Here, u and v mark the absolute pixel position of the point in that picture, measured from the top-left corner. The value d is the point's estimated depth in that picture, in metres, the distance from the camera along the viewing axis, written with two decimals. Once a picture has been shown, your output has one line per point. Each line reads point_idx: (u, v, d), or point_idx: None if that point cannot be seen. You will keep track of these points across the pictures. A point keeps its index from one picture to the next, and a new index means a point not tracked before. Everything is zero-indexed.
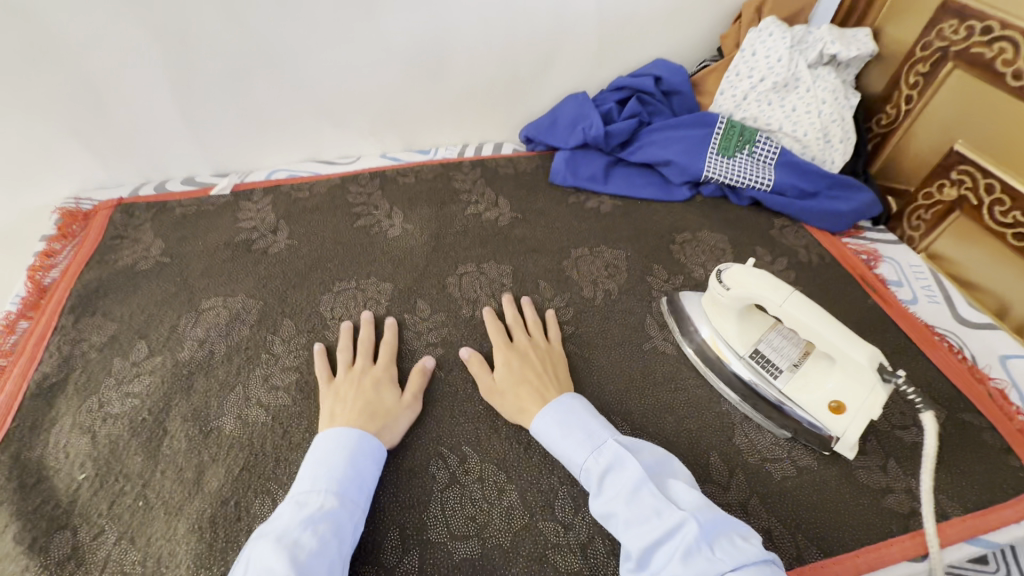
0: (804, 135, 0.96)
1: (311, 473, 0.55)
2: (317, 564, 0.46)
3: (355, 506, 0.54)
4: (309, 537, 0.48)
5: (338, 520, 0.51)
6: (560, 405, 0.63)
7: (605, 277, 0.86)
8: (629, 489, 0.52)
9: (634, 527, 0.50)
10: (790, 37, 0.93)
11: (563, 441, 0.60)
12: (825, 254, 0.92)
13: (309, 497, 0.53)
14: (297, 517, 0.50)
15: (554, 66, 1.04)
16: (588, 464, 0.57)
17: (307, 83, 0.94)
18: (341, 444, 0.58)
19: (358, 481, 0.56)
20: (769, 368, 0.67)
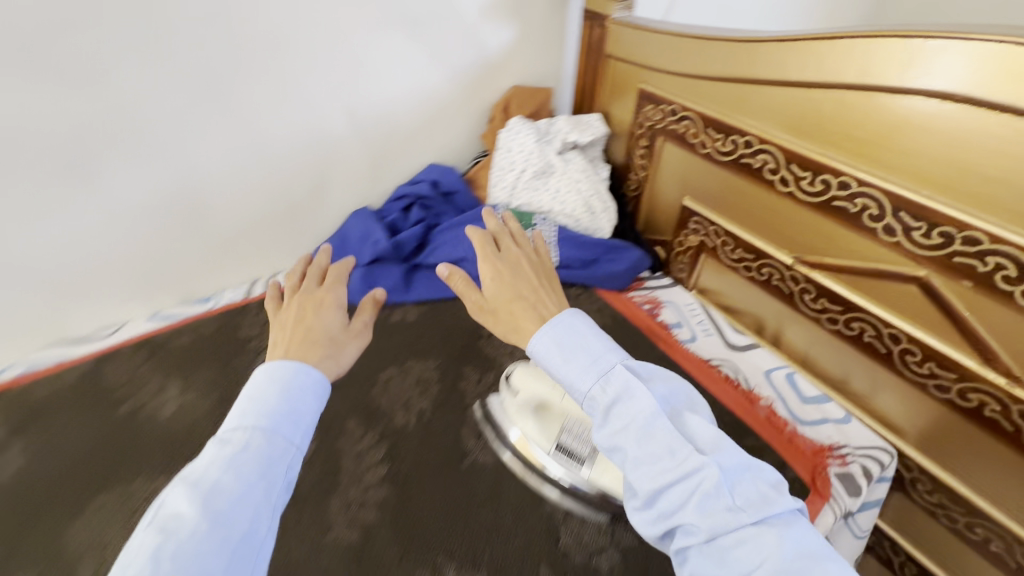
0: (573, 211, 1.06)
1: (239, 409, 0.49)
2: (237, 512, 0.42)
3: (289, 442, 0.49)
4: (227, 480, 0.44)
5: (266, 459, 0.47)
6: (558, 324, 0.61)
7: (417, 395, 0.84)
8: (641, 426, 0.52)
9: (642, 461, 0.51)
10: (535, 133, 1.05)
11: (566, 364, 0.59)
12: (616, 313, 1.00)
13: (232, 436, 0.48)
14: (215, 462, 0.45)
15: (328, 187, 1.03)
16: (593, 393, 0.57)
17: (28, 261, 0.82)
18: (278, 378, 0.53)
19: (293, 416, 0.51)
20: (573, 460, 0.70)
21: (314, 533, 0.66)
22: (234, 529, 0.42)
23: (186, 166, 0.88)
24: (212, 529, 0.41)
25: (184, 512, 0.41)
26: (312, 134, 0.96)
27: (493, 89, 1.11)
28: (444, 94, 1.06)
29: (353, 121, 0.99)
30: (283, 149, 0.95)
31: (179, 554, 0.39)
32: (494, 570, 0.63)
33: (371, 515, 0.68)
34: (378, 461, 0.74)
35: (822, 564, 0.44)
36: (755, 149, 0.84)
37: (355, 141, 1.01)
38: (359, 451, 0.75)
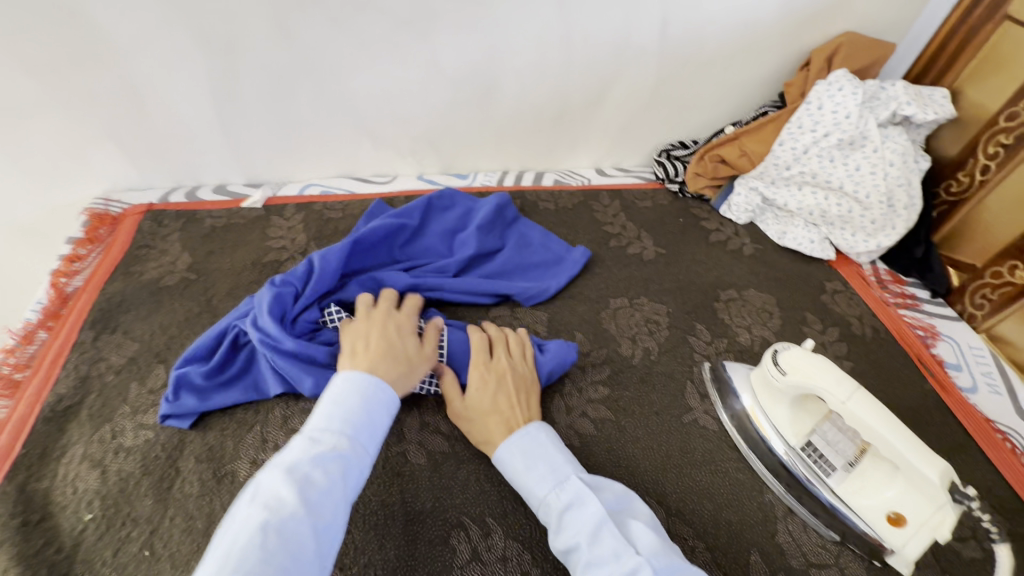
0: (866, 196, 0.90)
1: (325, 411, 0.49)
2: (325, 504, 0.42)
3: (368, 451, 0.49)
4: (319, 475, 0.44)
5: (349, 463, 0.46)
6: (526, 434, 0.58)
7: (645, 334, 0.81)
8: (588, 529, 0.49)
9: (591, 562, 0.47)
10: (862, 94, 0.87)
11: (526, 475, 0.55)
12: (879, 326, 0.87)
13: (322, 436, 0.47)
14: (305, 456, 0.45)
15: (608, 99, 0.99)
16: (550, 498, 0.53)
17: (351, 99, 0.91)
18: (357, 387, 0.52)
19: (370, 428, 0.50)
20: (821, 465, 0.63)
21: None
22: (321, 520, 0.42)
23: (495, 46, 0.88)
24: (305, 515, 0.41)
25: (285, 500, 0.41)
26: (615, 47, 0.91)
27: (819, 32, 0.95)
28: (764, 26, 0.92)
29: (659, 37, 0.91)
30: (583, 52, 0.91)
31: (282, 533, 0.39)
32: (701, 533, 0.62)
33: (588, 428, 0.69)
34: (597, 382, 0.75)
35: None
36: None
37: (654, 58, 0.94)
38: (583, 366, 0.76)
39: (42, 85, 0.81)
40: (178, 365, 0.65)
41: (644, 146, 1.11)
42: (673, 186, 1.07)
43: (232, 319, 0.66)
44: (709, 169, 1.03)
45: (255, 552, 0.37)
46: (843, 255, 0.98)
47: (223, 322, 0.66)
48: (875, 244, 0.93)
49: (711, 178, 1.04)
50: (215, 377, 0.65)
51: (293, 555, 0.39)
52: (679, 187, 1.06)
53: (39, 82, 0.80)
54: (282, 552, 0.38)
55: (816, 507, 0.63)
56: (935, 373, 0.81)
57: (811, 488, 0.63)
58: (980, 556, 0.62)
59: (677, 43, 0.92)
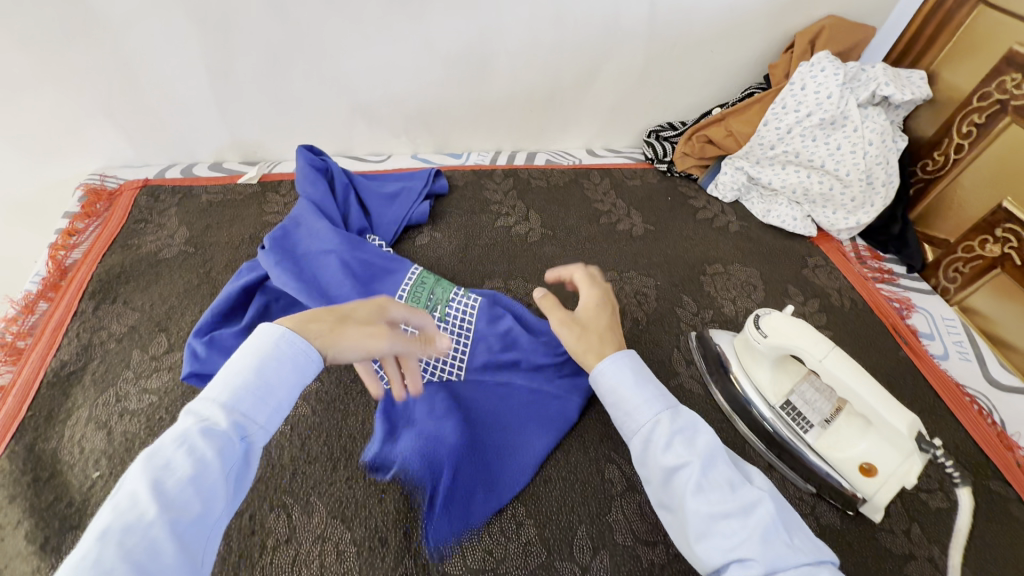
0: (846, 174, 0.93)
1: (213, 386, 0.41)
2: (191, 494, 0.35)
3: (260, 425, 0.41)
4: (185, 460, 0.36)
5: (232, 443, 0.38)
6: (634, 361, 0.55)
7: (634, 305, 0.84)
8: (703, 452, 0.47)
9: (706, 486, 0.46)
10: (843, 75, 0.90)
11: (633, 393, 0.53)
12: (858, 299, 0.90)
13: (204, 414, 0.39)
14: (173, 438, 0.37)
15: (598, 78, 1.01)
16: (660, 418, 0.50)
17: (345, 76, 0.93)
18: (258, 351, 0.43)
19: (268, 396, 0.42)
20: (799, 422, 0.66)
21: None
22: (187, 513, 0.34)
23: (486, 24, 0.89)
24: (161, 513, 0.33)
25: (137, 494, 0.33)
26: (605, 28, 0.93)
27: (803, 15, 0.97)
28: (750, 8, 0.94)
29: (649, 18, 0.93)
30: (574, 31, 0.93)
31: (131, 538, 0.31)
32: None
33: None
34: None
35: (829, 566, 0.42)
36: None
37: (644, 38, 0.96)
38: None
39: (35, 59, 0.81)
40: (193, 336, 0.68)
41: (633, 128, 1.13)
42: (662, 166, 1.09)
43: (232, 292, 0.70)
44: (697, 149, 1.06)
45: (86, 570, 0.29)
46: (824, 232, 1.02)
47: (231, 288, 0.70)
48: (854, 221, 0.96)
49: (698, 158, 1.07)
50: (243, 338, 0.68)
51: (149, 559, 0.31)
52: (668, 166, 1.09)
53: (31, 56, 0.81)
54: (129, 558, 0.30)
55: (793, 461, 0.66)
56: (909, 342, 0.84)
57: (789, 444, 0.66)
58: (946, 505, 0.66)
59: (666, 23, 0.94)
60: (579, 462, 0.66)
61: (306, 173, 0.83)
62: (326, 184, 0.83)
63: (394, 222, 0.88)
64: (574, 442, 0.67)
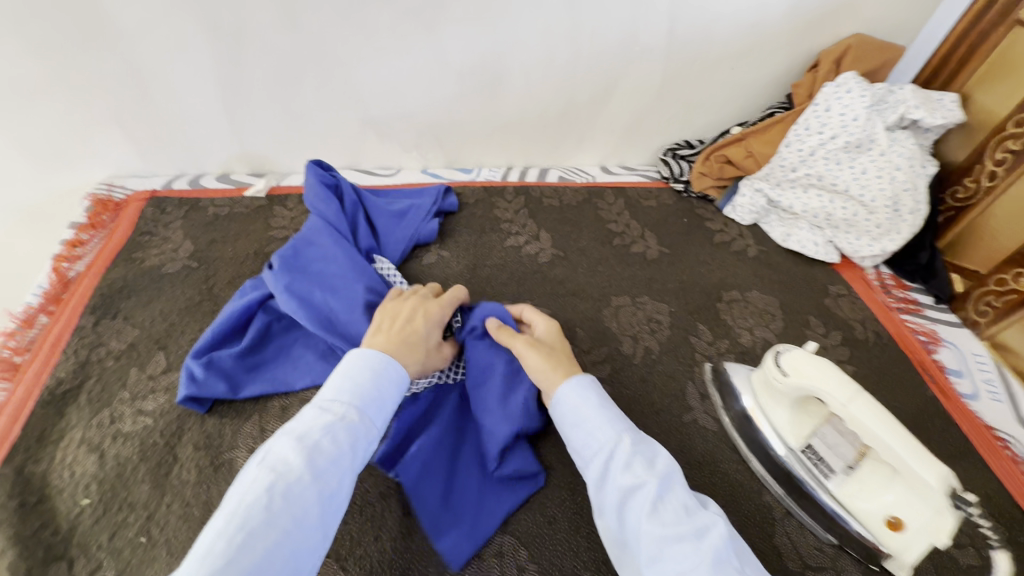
0: (871, 200, 0.89)
1: (336, 383, 0.50)
2: (329, 472, 0.43)
3: (375, 426, 0.49)
4: (328, 443, 0.45)
5: (356, 436, 0.47)
6: (596, 386, 0.57)
7: (647, 333, 0.81)
8: (661, 473, 0.48)
9: (659, 509, 0.46)
10: (869, 96, 0.86)
11: (599, 410, 0.54)
12: (881, 331, 0.86)
13: (331, 406, 0.48)
14: (315, 425, 0.46)
15: (614, 95, 0.99)
16: (623, 439, 0.51)
17: (356, 89, 0.91)
18: (368, 364, 0.52)
19: (380, 402, 0.51)
20: (820, 467, 0.63)
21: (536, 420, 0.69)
22: (327, 486, 0.43)
23: (501, 38, 0.87)
24: (310, 483, 0.42)
25: (291, 462, 0.42)
26: (623, 44, 0.91)
27: (829, 34, 0.94)
28: (774, 25, 0.91)
29: (668, 34, 0.90)
30: (590, 47, 0.91)
31: (290, 496, 0.41)
32: None
33: None
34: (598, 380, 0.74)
35: None
36: None
37: (662, 54, 0.93)
38: (584, 364, 0.76)
39: (46, 69, 0.81)
40: (190, 357, 0.66)
41: (649, 145, 1.10)
42: (678, 185, 1.06)
43: (237, 310, 0.68)
44: (715, 169, 1.02)
45: (261, 511, 0.39)
46: (847, 259, 0.98)
47: (233, 308, 0.68)
48: (879, 249, 0.92)
49: (716, 179, 1.04)
50: (243, 360, 0.67)
51: (300, 517, 0.40)
52: (684, 186, 1.06)
53: (42, 65, 0.80)
54: (289, 511, 0.40)
55: (813, 508, 0.63)
56: (936, 380, 0.80)
57: (809, 492, 0.63)
58: (977, 563, 0.61)
59: (685, 40, 0.92)
60: (585, 503, 0.62)
61: (317, 189, 0.80)
62: (338, 202, 0.80)
63: (402, 240, 0.85)
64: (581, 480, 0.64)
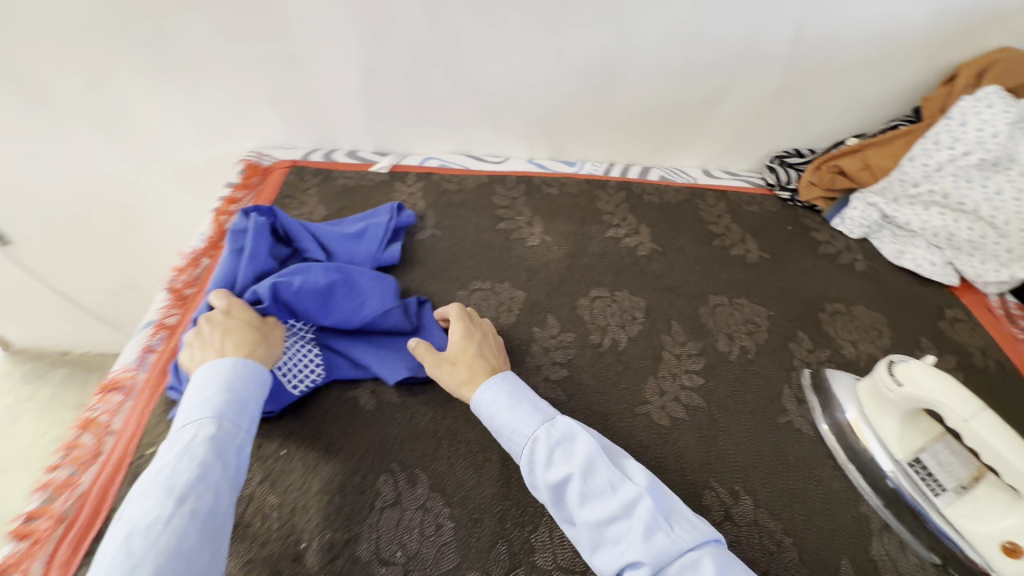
0: (1004, 223, 0.84)
1: (190, 408, 0.53)
2: (200, 490, 0.47)
3: (236, 428, 0.53)
4: (187, 465, 0.48)
5: (216, 445, 0.51)
6: (508, 380, 0.61)
7: (744, 334, 0.81)
8: (581, 461, 0.53)
9: (588, 497, 0.51)
10: (1015, 112, 0.81)
11: (510, 413, 0.58)
12: (1002, 361, 0.81)
13: (185, 432, 0.51)
14: (172, 458, 0.48)
15: (727, 98, 0.99)
16: (539, 436, 0.56)
17: (479, 80, 0.98)
18: (217, 375, 0.56)
19: (237, 405, 0.55)
20: (929, 484, 0.61)
21: (630, 401, 0.72)
22: (200, 505, 0.46)
23: (621, 38, 0.91)
24: (177, 510, 0.45)
25: (149, 505, 0.45)
26: (743, 48, 0.91)
27: (969, 46, 0.90)
28: (908, 35, 0.88)
29: (792, 40, 0.90)
30: (708, 50, 0.92)
31: (153, 532, 0.43)
32: (789, 530, 0.61)
33: (679, 413, 0.71)
34: (692, 372, 0.76)
35: (709, 553, 0.47)
36: None
37: (782, 60, 0.93)
38: (679, 356, 0.78)
39: (224, 50, 0.94)
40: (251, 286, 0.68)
41: (755, 152, 1.10)
42: (783, 194, 1.05)
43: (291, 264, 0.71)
44: (825, 178, 1.00)
45: (126, 556, 0.41)
46: (967, 283, 0.92)
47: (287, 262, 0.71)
48: (1007, 275, 0.86)
49: (825, 189, 1.01)
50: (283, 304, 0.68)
51: (176, 545, 0.43)
52: (790, 195, 1.04)
53: (222, 46, 0.93)
54: (158, 544, 0.43)
55: (917, 525, 0.61)
56: None
57: (913, 507, 0.61)
58: None
59: (809, 47, 0.91)
60: (676, 484, 0.64)
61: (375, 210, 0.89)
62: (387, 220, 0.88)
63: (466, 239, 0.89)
64: (673, 462, 0.66)
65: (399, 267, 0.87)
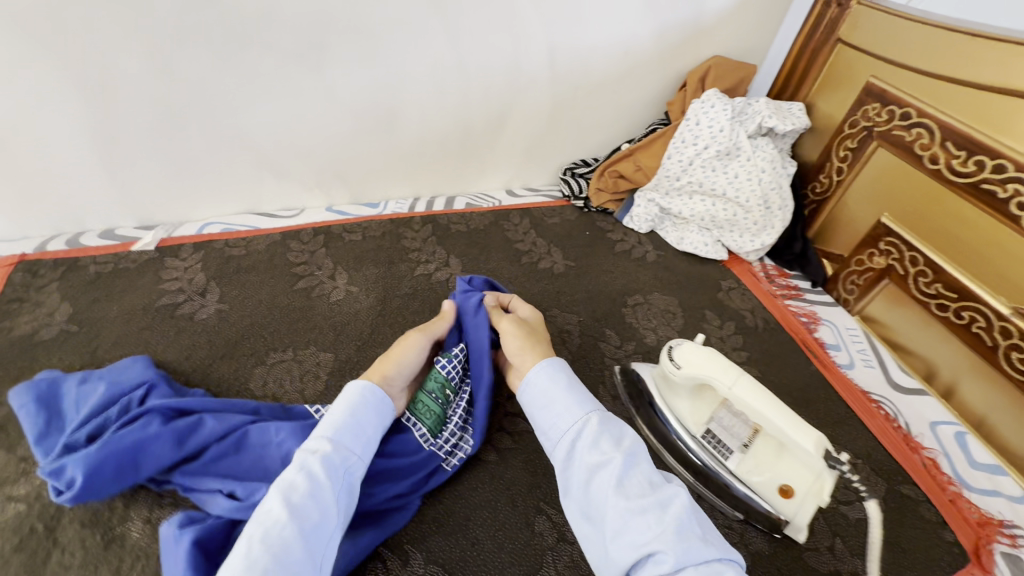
0: (746, 201, 0.99)
1: (322, 423, 0.54)
2: (309, 504, 0.47)
3: (349, 453, 0.52)
4: (303, 478, 0.48)
5: (332, 464, 0.50)
6: (563, 372, 0.60)
7: (558, 344, 0.84)
8: (627, 451, 0.52)
9: (624, 484, 0.49)
10: (730, 109, 0.96)
11: (565, 399, 0.57)
12: (769, 317, 0.95)
13: (310, 449, 0.51)
14: (298, 474, 0.49)
15: (508, 120, 1.04)
16: (590, 418, 0.55)
17: (246, 132, 0.89)
18: (348, 402, 0.56)
19: (357, 431, 0.54)
20: (720, 449, 0.67)
21: None
22: (307, 519, 0.46)
23: (390, 74, 0.90)
24: (290, 520, 0.45)
25: (273, 511, 0.46)
26: (509, 73, 0.96)
27: (691, 56, 1.05)
28: (643, 51, 1.01)
29: (549, 62, 0.97)
30: (478, 78, 0.95)
31: (270, 541, 0.43)
32: None
33: (505, 442, 0.70)
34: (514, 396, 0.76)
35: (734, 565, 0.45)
36: (1007, 176, 0.72)
37: (547, 81, 1.00)
38: (500, 382, 0.78)
39: None
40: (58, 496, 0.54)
41: (549, 166, 1.16)
42: (579, 202, 1.12)
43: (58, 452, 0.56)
44: (610, 185, 1.10)
45: (239, 560, 0.41)
46: (734, 254, 1.07)
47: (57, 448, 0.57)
48: (760, 243, 1.02)
49: (611, 193, 1.11)
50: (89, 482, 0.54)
51: (281, 555, 0.43)
52: (584, 202, 1.12)
53: None
54: (268, 552, 0.42)
55: (719, 490, 0.67)
56: (818, 356, 0.89)
57: (713, 473, 0.67)
58: (863, 515, 0.68)
59: (565, 67, 0.99)
60: (506, 519, 0.63)
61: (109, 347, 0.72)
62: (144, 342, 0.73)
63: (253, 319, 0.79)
64: (503, 497, 0.65)
65: (175, 359, 0.74)
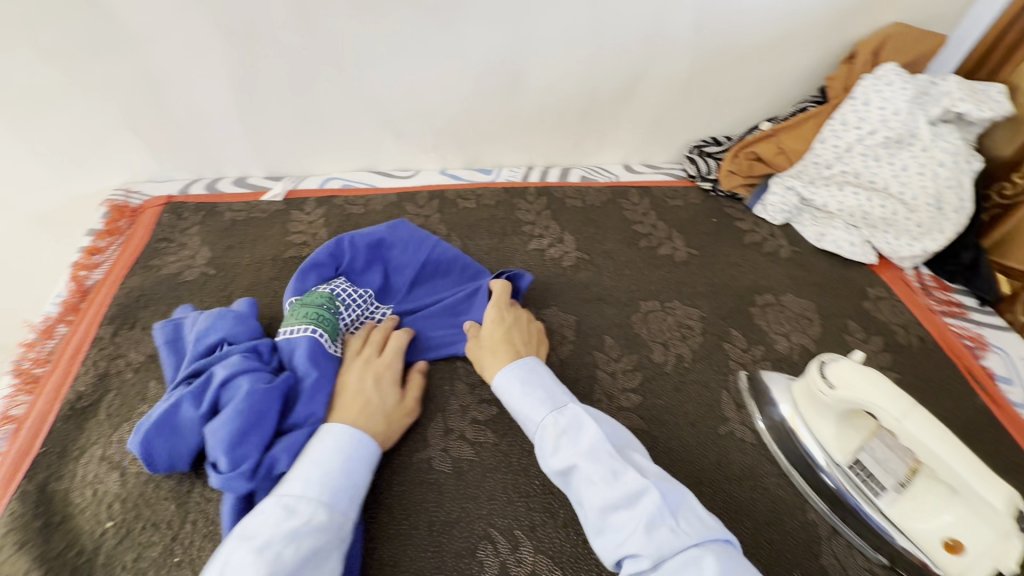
0: (912, 198, 0.86)
1: (305, 475, 0.50)
2: None
3: (346, 518, 0.49)
4: (291, 551, 0.43)
5: (325, 537, 0.46)
6: (525, 365, 0.61)
7: (678, 340, 0.78)
8: (589, 449, 0.51)
9: (592, 487, 0.49)
10: (912, 89, 0.82)
11: (524, 400, 0.58)
12: (925, 336, 0.82)
13: (297, 506, 0.47)
14: (279, 531, 0.44)
15: (638, 90, 0.95)
16: (548, 422, 0.55)
17: (373, 90, 0.89)
18: (338, 446, 0.53)
19: (349, 489, 0.51)
20: (870, 485, 0.60)
21: None
22: None
23: (522, 34, 0.84)
24: None
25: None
26: (648, 37, 0.87)
27: (864, 23, 0.90)
28: (807, 15, 0.87)
29: (695, 25, 0.87)
30: (613, 42, 0.87)
31: None
32: None
33: None
34: (629, 390, 0.71)
35: (714, 552, 0.44)
36: None
37: (689, 47, 0.90)
38: (614, 373, 0.73)
39: (60, 74, 0.79)
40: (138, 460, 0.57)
41: (674, 142, 1.06)
42: (705, 184, 1.03)
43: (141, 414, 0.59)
44: (744, 167, 0.98)
45: None
46: (883, 259, 0.93)
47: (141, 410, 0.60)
48: (919, 248, 0.88)
49: (744, 176, 0.99)
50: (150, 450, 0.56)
51: None
52: (711, 184, 1.02)
53: (55, 71, 0.79)
54: None
55: (860, 527, 0.60)
56: (986, 389, 0.76)
57: (858, 510, 0.60)
58: None
59: (712, 33, 0.88)
60: None
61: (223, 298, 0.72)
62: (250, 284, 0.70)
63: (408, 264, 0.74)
64: None
65: None
